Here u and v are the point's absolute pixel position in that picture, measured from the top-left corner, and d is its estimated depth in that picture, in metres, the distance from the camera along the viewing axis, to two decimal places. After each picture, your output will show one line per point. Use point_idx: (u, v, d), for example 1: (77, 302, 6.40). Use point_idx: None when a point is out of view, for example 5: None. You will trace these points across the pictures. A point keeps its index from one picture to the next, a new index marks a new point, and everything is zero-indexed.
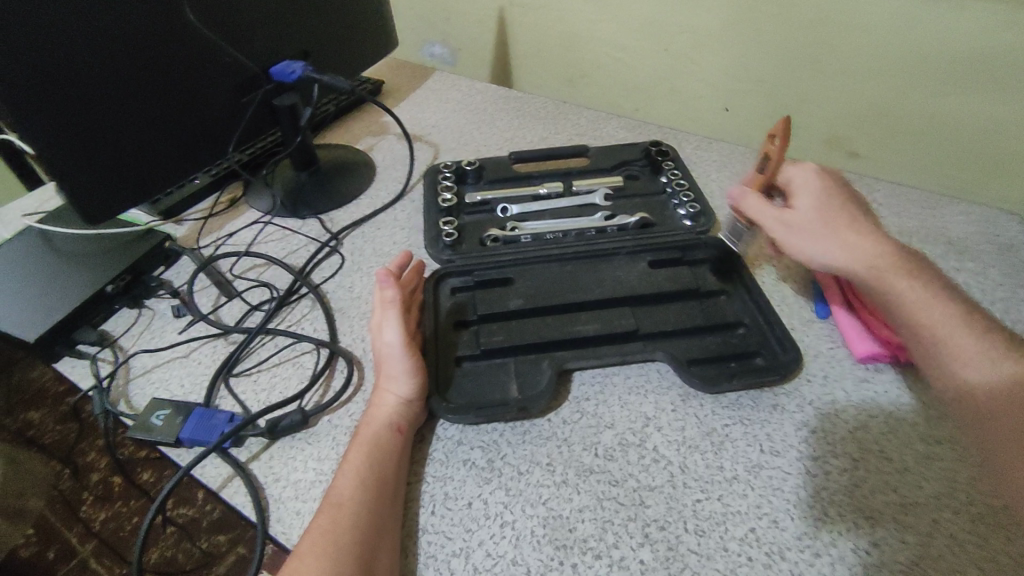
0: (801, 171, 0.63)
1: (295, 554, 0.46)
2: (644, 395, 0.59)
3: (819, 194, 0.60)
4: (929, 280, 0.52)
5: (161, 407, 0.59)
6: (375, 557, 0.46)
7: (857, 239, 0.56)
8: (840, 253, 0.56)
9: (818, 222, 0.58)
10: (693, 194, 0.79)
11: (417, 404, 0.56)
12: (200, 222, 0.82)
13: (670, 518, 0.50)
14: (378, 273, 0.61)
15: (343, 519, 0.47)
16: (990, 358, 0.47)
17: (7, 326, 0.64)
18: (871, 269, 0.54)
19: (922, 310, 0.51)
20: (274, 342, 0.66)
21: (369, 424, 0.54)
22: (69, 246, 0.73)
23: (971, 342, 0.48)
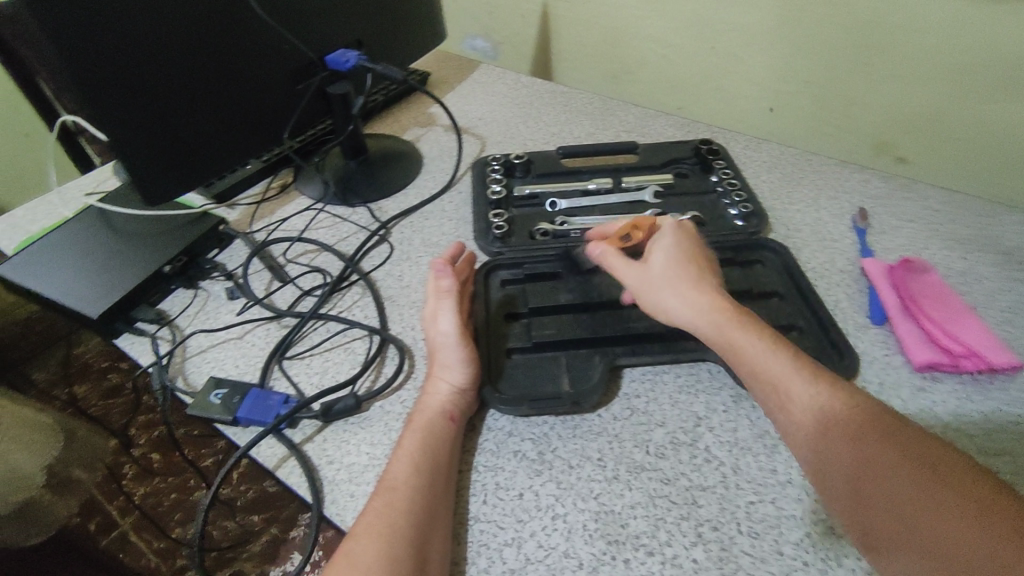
0: (663, 235, 0.60)
1: (351, 535, 0.47)
2: (695, 395, 0.59)
3: (674, 252, 0.58)
4: (759, 331, 0.52)
5: (219, 386, 0.60)
6: (430, 542, 0.47)
7: (698, 295, 0.55)
8: (689, 308, 0.54)
9: (670, 276, 0.56)
10: (745, 194, 0.78)
11: (470, 394, 0.56)
12: (252, 207, 0.84)
13: (723, 519, 0.50)
14: (435, 262, 0.62)
15: (398, 502, 0.48)
16: (822, 404, 0.46)
17: (71, 301, 0.66)
18: (712, 325, 0.53)
19: (760, 361, 0.50)
20: (326, 327, 0.67)
21: (423, 410, 0.54)
22: (128, 225, 0.75)
23: (802, 389, 0.48)
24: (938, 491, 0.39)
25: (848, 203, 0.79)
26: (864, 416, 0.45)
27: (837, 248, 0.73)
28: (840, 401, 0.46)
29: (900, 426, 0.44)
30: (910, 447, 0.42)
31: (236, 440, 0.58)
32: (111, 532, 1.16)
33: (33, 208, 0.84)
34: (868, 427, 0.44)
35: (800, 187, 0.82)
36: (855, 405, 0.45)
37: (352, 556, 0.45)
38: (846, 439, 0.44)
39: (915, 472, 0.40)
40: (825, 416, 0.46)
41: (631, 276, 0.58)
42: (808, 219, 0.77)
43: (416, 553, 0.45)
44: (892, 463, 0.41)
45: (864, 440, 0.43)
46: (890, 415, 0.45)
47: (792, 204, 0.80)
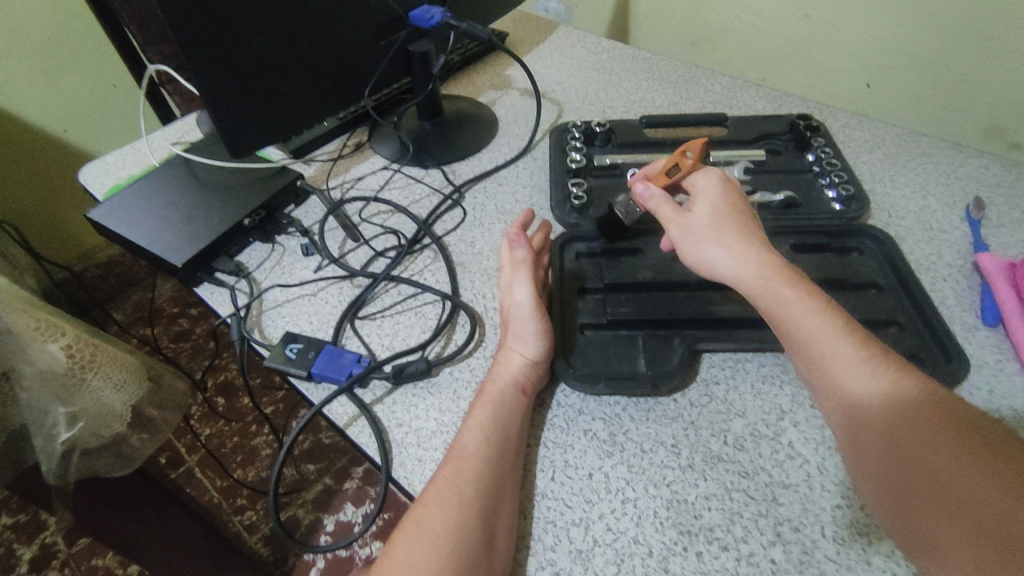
0: (711, 185, 0.56)
1: (421, 501, 0.47)
2: (779, 387, 0.56)
3: (718, 200, 0.55)
4: (807, 289, 0.49)
5: (294, 341, 0.61)
6: (498, 511, 0.46)
7: (745, 252, 0.51)
8: (726, 261, 0.52)
9: (716, 228, 0.53)
10: (845, 174, 0.72)
11: (543, 365, 0.55)
12: (328, 164, 0.84)
13: (805, 520, 0.47)
14: (509, 231, 0.60)
15: (467, 471, 0.47)
16: (872, 379, 0.43)
17: (158, 248, 0.68)
18: (757, 279, 0.50)
19: (795, 308, 0.48)
20: (398, 289, 0.67)
21: (495, 380, 0.53)
22: (210, 177, 0.77)
23: (845, 356, 0.45)
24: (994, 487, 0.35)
25: (961, 190, 0.72)
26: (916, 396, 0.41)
27: (946, 239, 0.67)
28: (898, 377, 0.43)
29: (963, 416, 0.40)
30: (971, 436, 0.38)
31: (309, 394, 0.59)
32: (181, 467, 1.22)
33: (122, 155, 0.87)
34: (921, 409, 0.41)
35: (905, 171, 0.75)
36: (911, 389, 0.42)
37: (421, 523, 0.45)
38: (898, 421, 0.41)
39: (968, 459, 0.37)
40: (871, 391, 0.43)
41: (670, 220, 0.55)
42: (913, 206, 0.71)
43: (483, 522, 0.45)
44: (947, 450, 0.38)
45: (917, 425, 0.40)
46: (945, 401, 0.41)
47: (894, 188, 0.73)
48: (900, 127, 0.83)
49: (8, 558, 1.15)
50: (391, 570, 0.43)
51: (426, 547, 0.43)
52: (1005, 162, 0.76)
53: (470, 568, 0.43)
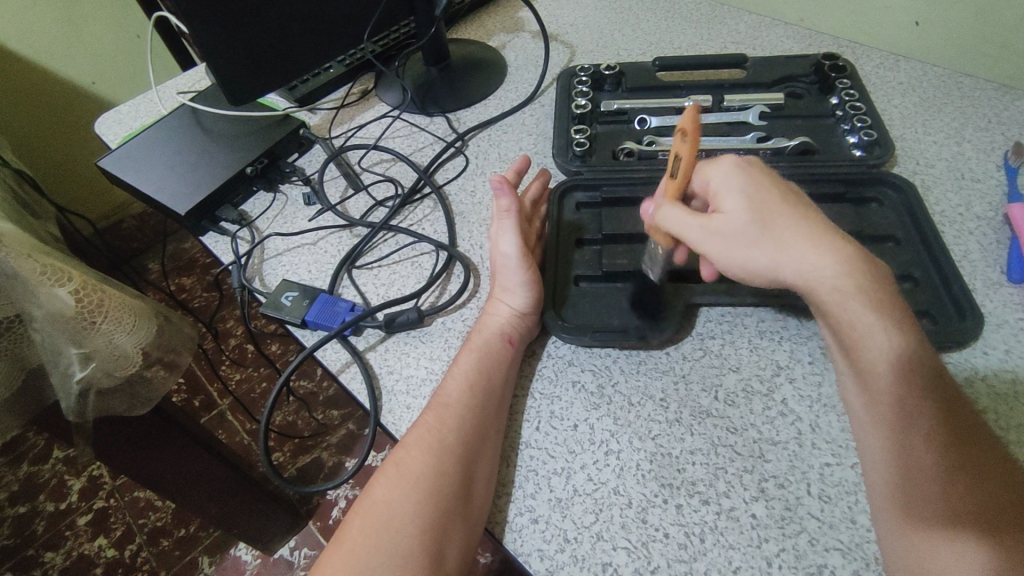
0: (722, 166, 0.49)
1: (402, 446, 0.47)
2: (778, 342, 0.54)
3: (751, 191, 0.47)
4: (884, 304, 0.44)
5: (290, 289, 0.62)
6: (478, 460, 0.46)
7: (813, 249, 0.45)
8: (781, 263, 0.45)
9: (755, 225, 0.46)
10: (871, 118, 0.67)
11: (531, 317, 0.54)
12: (333, 112, 0.83)
13: (792, 477, 0.46)
14: (493, 178, 0.57)
15: (448, 418, 0.48)
16: (906, 405, 0.41)
17: (164, 197, 0.69)
18: (835, 287, 0.44)
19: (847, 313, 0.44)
20: (396, 239, 0.67)
21: (482, 331, 0.53)
22: (216, 125, 0.77)
23: (900, 398, 0.42)
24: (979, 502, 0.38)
25: (1001, 135, 0.66)
26: (957, 441, 0.40)
27: (977, 188, 0.62)
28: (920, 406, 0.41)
29: (972, 459, 0.39)
30: (1004, 507, 0.38)
31: (305, 341, 0.60)
32: (211, 410, 1.28)
33: (136, 106, 0.88)
34: (966, 462, 0.39)
35: (940, 115, 0.70)
36: (961, 437, 0.40)
37: (400, 467, 0.46)
38: (918, 431, 0.40)
39: (978, 527, 0.37)
40: (916, 436, 0.40)
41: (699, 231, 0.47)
42: (944, 153, 0.66)
43: (462, 469, 0.45)
44: (922, 482, 0.39)
45: (947, 478, 0.39)
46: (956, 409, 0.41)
47: (925, 133, 0.68)
48: (940, 67, 0.76)
49: (60, 488, 1.23)
50: (369, 510, 0.45)
51: (403, 493, 0.44)
52: None
53: (447, 513, 0.43)
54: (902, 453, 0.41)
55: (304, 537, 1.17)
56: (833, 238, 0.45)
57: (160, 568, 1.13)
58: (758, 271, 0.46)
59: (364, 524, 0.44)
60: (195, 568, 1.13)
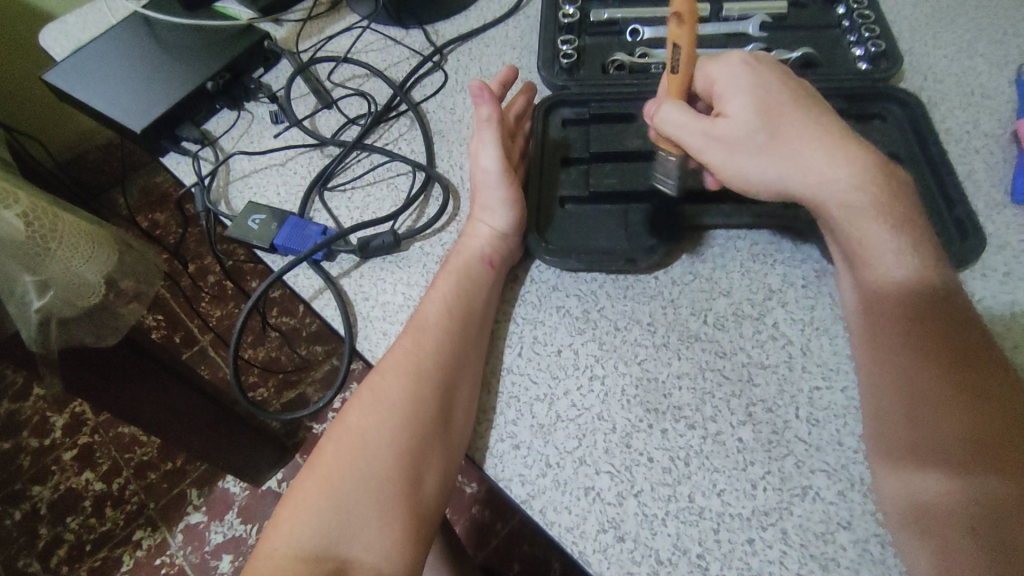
0: (727, 62, 0.47)
1: (379, 370, 0.46)
2: (771, 265, 0.51)
3: (758, 90, 0.45)
4: (901, 223, 0.42)
5: (257, 211, 0.58)
6: (457, 386, 0.45)
7: (826, 159, 0.44)
8: (790, 174, 0.44)
9: (761, 125, 0.44)
10: (880, 28, 0.62)
11: (513, 240, 0.51)
12: (300, 23, 0.76)
13: (780, 401, 0.45)
14: (472, 85, 0.53)
15: (426, 343, 0.46)
16: (912, 339, 0.40)
17: (119, 114, 0.64)
18: (847, 204, 0.43)
19: (862, 229, 0.43)
20: (370, 159, 0.62)
21: (461, 254, 0.51)
22: (172, 36, 0.70)
23: (900, 323, 0.40)
24: (978, 430, 0.36)
25: (1016, 48, 0.62)
26: (962, 371, 0.38)
27: (986, 105, 0.58)
28: (922, 339, 0.39)
29: (979, 388, 0.38)
30: (1006, 438, 0.36)
31: (274, 266, 0.57)
32: (193, 346, 1.26)
33: (85, 16, 0.79)
34: (968, 392, 0.37)
35: (953, 26, 0.65)
36: (968, 368, 0.38)
37: (377, 391, 0.44)
38: (921, 364, 0.39)
39: (967, 455, 0.36)
40: (918, 365, 0.39)
41: (702, 134, 0.45)
42: (955, 67, 0.62)
43: (439, 395, 0.44)
44: (920, 413, 0.38)
45: (941, 403, 0.38)
46: (965, 337, 0.39)
47: (936, 46, 0.64)
48: None
49: (43, 424, 1.22)
50: (343, 437, 0.43)
51: (378, 419, 0.43)
52: None
53: (422, 439, 0.42)
54: (903, 383, 0.39)
55: (292, 469, 1.17)
56: (852, 146, 0.44)
57: (149, 500, 1.14)
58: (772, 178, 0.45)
59: (337, 449, 0.43)
60: (185, 500, 1.14)
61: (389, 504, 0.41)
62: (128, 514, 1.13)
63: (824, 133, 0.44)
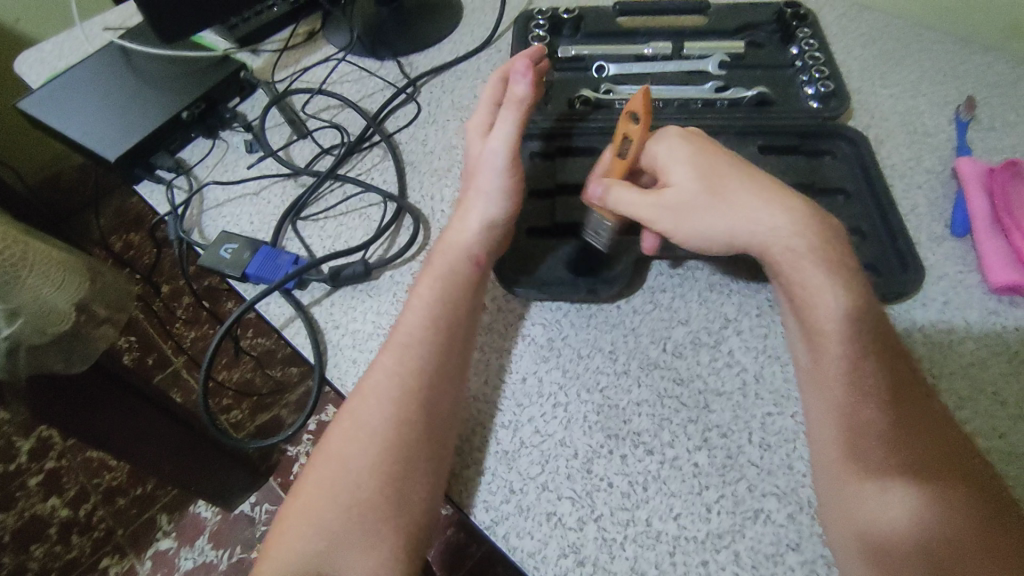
0: (664, 138, 0.50)
1: (361, 389, 0.46)
2: (728, 295, 0.54)
3: (695, 159, 0.48)
4: (839, 260, 0.45)
5: (230, 241, 0.59)
6: (436, 404, 0.45)
7: (765, 207, 0.46)
8: (738, 228, 0.47)
9: (704, 193, 0.47)
10: (830, 70, 0.66)
11: (500, 232, 0.53)
12: (277, 54, 0.78)
13: (734, 427, 0.47)
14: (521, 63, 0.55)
15: (408, 359, 0.46)
16: (856, 379, 0.43)
17: (92, 142, 0.64)
18: (786, 249, 0.46)
19: (804, 267, 0.45)
20: (343, 189, 0.64)
21: (444, 256, 0.51)
22: (148, 66, 0.71)
23: (844, 358, 0.43)
24: (916, 470, 0.40)
25: (955, 89, 0.66)
26: (901, 413, 0.42)
27: (928, 143, 0.62)
28: (867, 378, 0.42)
29: (916, 427, 0.41)
30: (939, 476, 0.40)
31: (246, 295, 0.58)
32: (166, 369, 1.25)
33: (61, 44, 0.80)
34: (910, 433, 0.41)
35: (899, 68, 0.69)
36: (905, 409, 0.42)
37: (358, 413, 0.45)
38: (864, 403, 0.42)
39: (911, 490, 0.39)
40: (862, 404, 0.42)
41: (653, 207, 0.47)
42: (899, 106, 0.65)
43: (422, 409, 0.45)
44: (866, 451, 0.41)
45: (884, 444, 0.41)
46: (899, 377, 0.43)
47: (883, 86, 0.67)
48: (901, 17, 0.74)
49: (8, 450, 1.20)
50: (326, 463, 0.44)
51: (361, 440, 0.44)
52: (1011, 59, 0.69)
53: (408, 456, 0.43)
54: (850, 421, 0.42)
55: (265, 492, 1.17)
56: (788, 196, 0.47)
57: (118, 526, 1.12)
58: (723, 235, 0.47)
59: (323, 474, 0.44)
60: (154, 527, 1.12)
61: (372, 527, 0.41)
62: (95, 542, 1.11)
63: (764, 190, 0.47)
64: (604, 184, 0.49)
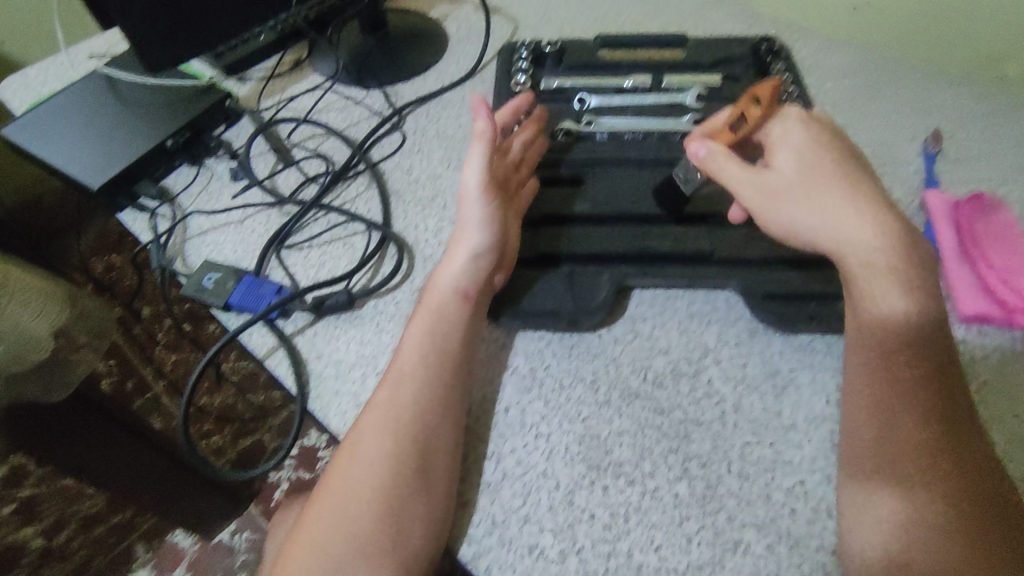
0: (786, 118, 0.53)
1: (357, 427, 0.47)
2: (707, 324, 0.55)
3: (804, 148, 0.51)
4: (911, 273, 0.46)
5: (214, 270, 0.59)
6: (432, 437, 0.45)
7: (857, 220, 0.48)
8: (821, 225, 0.49)
9: (802, 182, 0.50)
10: (804, 103, 0.68)
11: (487, 264, 0.53)
12: (263, 82, 0.78)
13: (714, 457, 0.47)
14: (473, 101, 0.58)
15: (402, 394, 0.47)
16: (909, 393, 0.43)
17: (74, 170, 0.64)
18: (864, 262, 0.47)
19: (871, 275, 0.47)
20: (327, 218, 0.64)
21: (436, 290, 0.52)
22: (133, 94, 0.72)
23: (902, 370, 0.44)
24: (949, 495, 0.40)
25: (924, 122, 0.68)
26: (947, 436, 0.42)
27: (899, 174, 0.64)
28: (918, 397, 0.43)
29: (959, 454, 0.41)
30: (972, 506, 0.40)
31: (229, 325, 0.58)
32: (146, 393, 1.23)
33: (45, 70, 0.80)
34: (951, 459, 0.41)
35: (869, 101, 0.71)
36: (952, 434, 0.42)
37: (357, 449, 0.46)
38: (912, 421, 0.42)
39: (941, 514, 0.40)
40: (905, 422, 0.43)
41: (746, 181, 0.51)
42: (871, 139, 0.67)
43: (416, 443, 0.45)
44: (902, 468, 0.41)
45: (922, 465, 0.41)
46: (945, 401, 0.43)
47: (855, 119, 0.70)
48: (873, 51, 0.77)
49: None
50: (331, 498, 0.44)
51: (361, 475, 0.44)
52: (976, 94, 0.71)
53: (404, 490, 0.43)
54: (893, 437, 0.42)
55: (246, 519, 1.17)
56: (885, 210, 0.49)
57: (94, 556, 1.10)
58: (801, 232, 0.50)
59: (325, 509, 0.44)
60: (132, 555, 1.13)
61: (373, 566, 0.41)
62: None
63: (857, 202, 0.49)
64: (707, 146, 0.52)
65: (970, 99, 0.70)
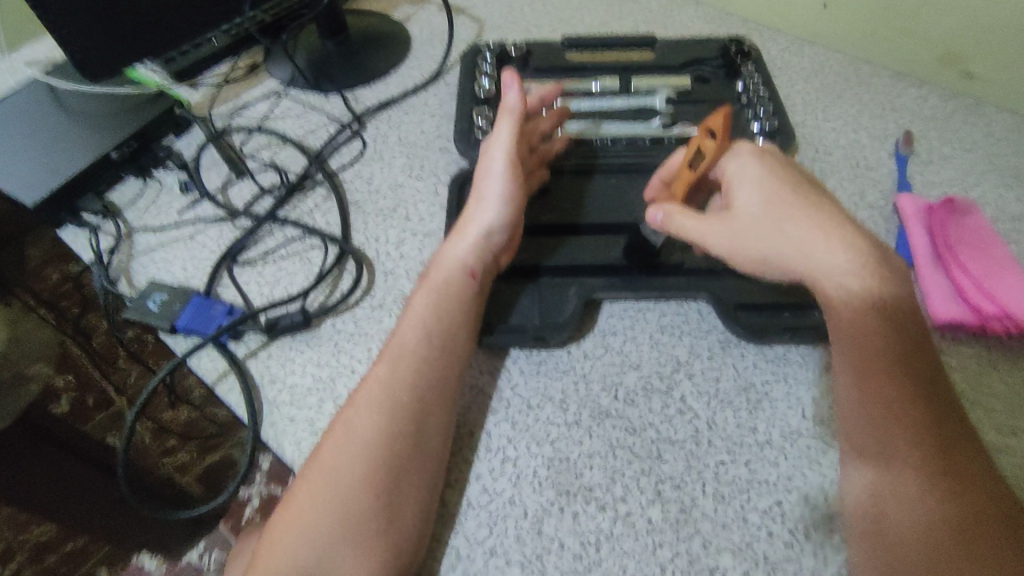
0: (736, 155, 0.51)
1: (320, 445, 0.44)
2: (679, 337, 0.53)
3: (761, 181, 0.49)
4: (884, 284, 0.45)
5: (160, 290, 0.56)
6: (405, 452, 0.42)
7: (825, 244, 0.46)
8: (794, 257, 0.46)
9: (766, 218, 0.48)
10: (774, 105, 0.66)
11: (499, 239, 0.52)
12: (216, 88, 0.75)
13: (688, 478, 0.45)
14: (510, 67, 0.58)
15: (365, 409, 0.44)
16: (896, 408, 0.41)
17: (9, 185, 0.60)
18: (839, 287, 0.45)
19: (844, 289, 0.45)
20: (283, 231, 0.61)
21: (442, 265, 0.50)
22: (74, 102, 0.68)
23: (887, 384, 0.42)
24: (946, 514, 0.37)
25: (894, 123, 0.68)
26: (939, 450, 0.39)
27: (871, 177, 0.63)
28: (906, 412, 0.41)
29: (956, 468, 0.39)
30: (969, 525, 0.37)
31: (177, 349, 0.55)
32: None
33: None
34: (945, 473, 0.39)
35: (840, 102, 0.70)
36: (944, 448, 0.39)
37: (320, 467, 0.42)
38: (899, 436, 0.40)
39: (936, 534, 0.37)
40: (893, 437, 0.40)
41: (709, 227, 0.48)
42: (842, 141, 0.66)
43: (386, 463, 0.42)
44: (891, 487, 0.39)
45: (913, 481, 0.39)
46: (936, 413, 0.41)
47: (825, 120, 0.68)
48: (842, 51, 0.76)
49: None
50: (286, 521, 0.41)
51: (325, 493, 0.41)
52: (945, 93, 0.70)
53: (371, 513, 0.40)
54: (882, 454, 0.40)
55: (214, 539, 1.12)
56: (851, 230, 0.47)
57: None
58: (774, 265, 0.47)
59: (310, 487, 0.41)
60: None
61: None
62: None
63: (824, 224, 0.47)
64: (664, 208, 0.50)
65: (941, 99, 0.69)
